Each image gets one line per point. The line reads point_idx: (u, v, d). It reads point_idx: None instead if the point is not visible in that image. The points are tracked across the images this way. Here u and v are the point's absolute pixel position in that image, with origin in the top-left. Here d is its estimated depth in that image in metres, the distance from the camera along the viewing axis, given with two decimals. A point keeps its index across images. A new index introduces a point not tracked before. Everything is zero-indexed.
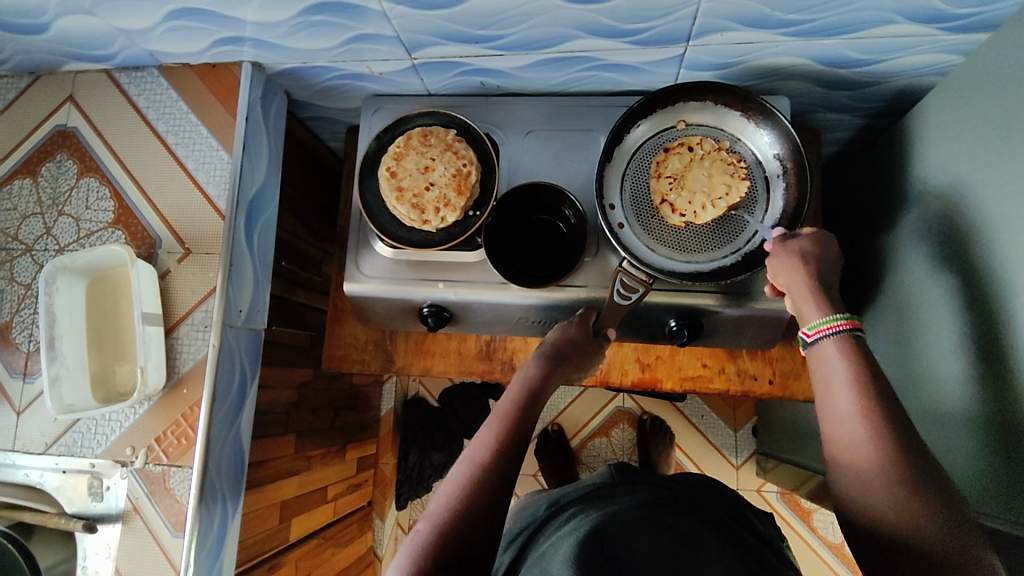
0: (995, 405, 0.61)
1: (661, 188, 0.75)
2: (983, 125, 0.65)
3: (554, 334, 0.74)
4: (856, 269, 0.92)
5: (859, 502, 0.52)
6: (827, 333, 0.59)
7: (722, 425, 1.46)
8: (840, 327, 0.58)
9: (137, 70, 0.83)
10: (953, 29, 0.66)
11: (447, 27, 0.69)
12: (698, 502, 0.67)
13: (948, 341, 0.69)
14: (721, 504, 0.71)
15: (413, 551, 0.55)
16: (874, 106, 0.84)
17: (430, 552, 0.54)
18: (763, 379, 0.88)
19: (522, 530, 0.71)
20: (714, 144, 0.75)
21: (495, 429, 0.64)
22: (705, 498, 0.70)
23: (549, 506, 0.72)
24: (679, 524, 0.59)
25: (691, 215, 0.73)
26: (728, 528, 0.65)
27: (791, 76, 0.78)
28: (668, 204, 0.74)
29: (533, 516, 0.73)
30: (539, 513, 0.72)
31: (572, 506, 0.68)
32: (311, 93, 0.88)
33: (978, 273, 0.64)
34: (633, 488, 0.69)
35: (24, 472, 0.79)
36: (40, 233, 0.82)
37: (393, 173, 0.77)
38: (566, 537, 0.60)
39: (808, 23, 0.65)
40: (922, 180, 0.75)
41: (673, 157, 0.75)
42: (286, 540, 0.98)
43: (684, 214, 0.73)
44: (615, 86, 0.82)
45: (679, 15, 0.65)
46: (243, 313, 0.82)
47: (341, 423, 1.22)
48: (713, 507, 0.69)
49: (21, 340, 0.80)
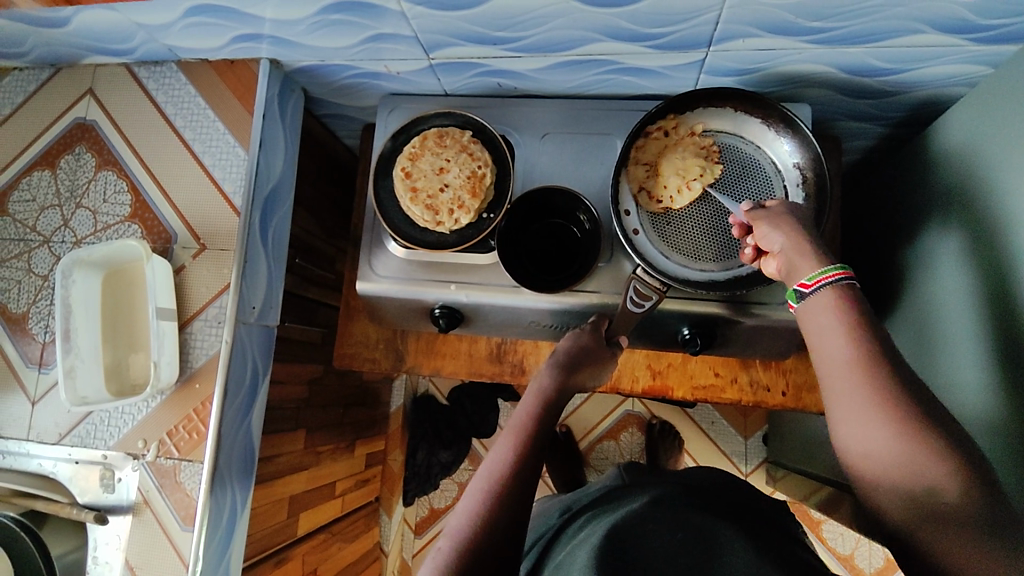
0: (1016, 424, 0.60)
1: (637, 175, 0.76)
2: (1011, 138, 0.64)
3: (567, 343, 0.72)
4: (874, 280, 0.91)
5: (877, 466, 0.49)
6: (822, 284, 0.55)
7: (732, 431, 1.45)
8: (834, 278, 0.55)
9: (155, 65, 0.83)
10: (982, 40, 0.64)
11: (466, 28, 0.68)
12: (710, 495, 0.67)
13: (969, 357, 0.68)
14: (736, 495, 0.71)
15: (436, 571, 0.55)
16: (898, 115, 0.82)
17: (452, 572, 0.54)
18: (776, 390, 0.87)
19: (538, 540, 0.72)
20: (689, 128, 0.76)
21: (512, 443, 0.63)
22: (715, 488, 0.70)
23: (562, 514, 0.73)
24: (692, 520, 0.59)
25: (668, 202, 0.74)
26: (749, 518, 0.64)
27: (814, 84, 0.77)
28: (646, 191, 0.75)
29: (547, 525, 0.74)
30: (554, 522, 0.73)
31: (586, 510, 0.69)
32: (328, 90, 0.87)
33: (1001, 289, 0.63)
34: (643, 486, 0.70)
35: (38, 461, 0.80)
36: (58, 226, 0.83)
37: (408, 173, 0.77)
38: (583, 543, 0.59)
39: (833, 30, 0.64)
40: (946, 192, 0.74)
41: (649, 143, 0.76)
42: (293, 535, 0.99)
43: (661, 201, 0.74)
44: (634, 90, 0.82)
45: (701, 21, 0.64)
46: (256, 310, 0.82)
47: (350, 419, 1.23)
48: (735, 497, 0.69)
49: (38, 331, 0.81)
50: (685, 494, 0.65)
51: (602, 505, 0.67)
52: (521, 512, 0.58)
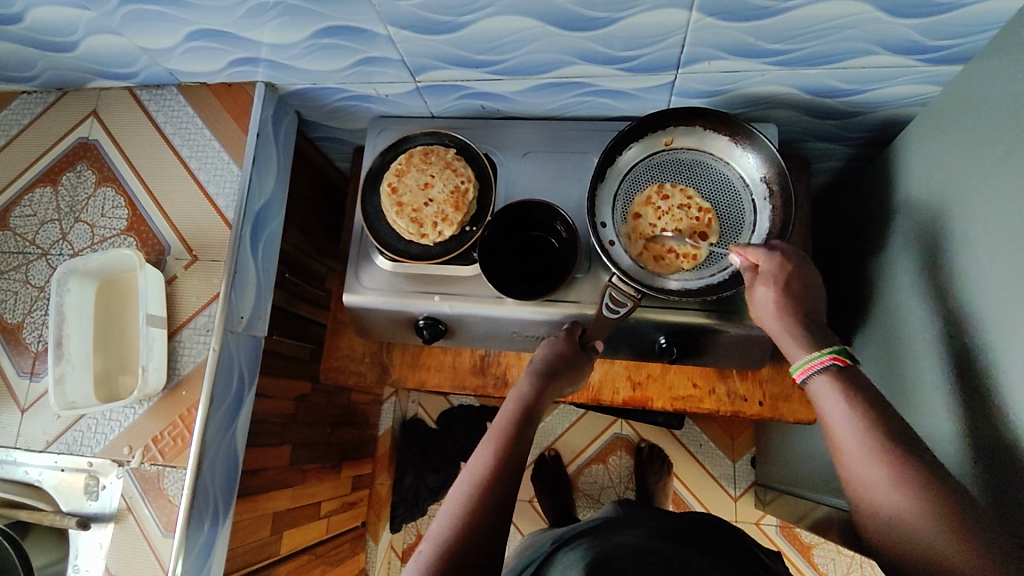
0: (979, 423, 0.62)
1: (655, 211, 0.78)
2: (958, 152, 0.67)
3: (544, 351, 0.75)
4: (846, 295, 0.94)
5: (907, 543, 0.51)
6: (813, 369, 0.61)
7: (720, 454, 1.45)
8: (825, 362, 0.60)
9: (157, 88, 0.88)
10: (930, 61, 0.69)
11: (449, 52, 0.73)
12: (701, 532, 0.69)
13: (930, 363, 0.70)
14: (724, 536, 0.71)
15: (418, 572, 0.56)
16: (861, 135, 0.86)
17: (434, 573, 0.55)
18: (753, 400, 0.88)
19: (527, 566, 0.71)
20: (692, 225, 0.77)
21: (493, 446, 0.65)
22: (702, 525, 0.71)
23: (552, 542, 0.73)
24: (676, 552, 0.62)
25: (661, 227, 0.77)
26: (726, 553, 0.66)
27: (778, 105, 0.81)
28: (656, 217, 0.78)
29: (537, 552, 0.73)
30: (543, 549, 0.72)
31: (583, 538, 0.68)
32: (321, 112, 0.92)
33: (956, 293, 0.66)
34: (639, 520, 0.70)
35: (24, 469, 0.80)
36: (56, 239, 0.85)
37: (394, 188, 0.80)
38: (572, 566, 0.61)
39: (792, 52, 0.69)
40: (907, 204, 0.77)
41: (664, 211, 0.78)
42: (276, 553, 0.98)
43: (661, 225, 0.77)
44: (610, 111, 0.86)
45: (668, 44, 0.69)
46: (245, 320, 0.85)
47: (337, 440, 1.23)
48: (720, 542, 0.69)
49: (31, 341, 0.83)
50: (671, 529, 0.68)
51: (598, 534, 0.68)
52: (504, 510, 0.60)
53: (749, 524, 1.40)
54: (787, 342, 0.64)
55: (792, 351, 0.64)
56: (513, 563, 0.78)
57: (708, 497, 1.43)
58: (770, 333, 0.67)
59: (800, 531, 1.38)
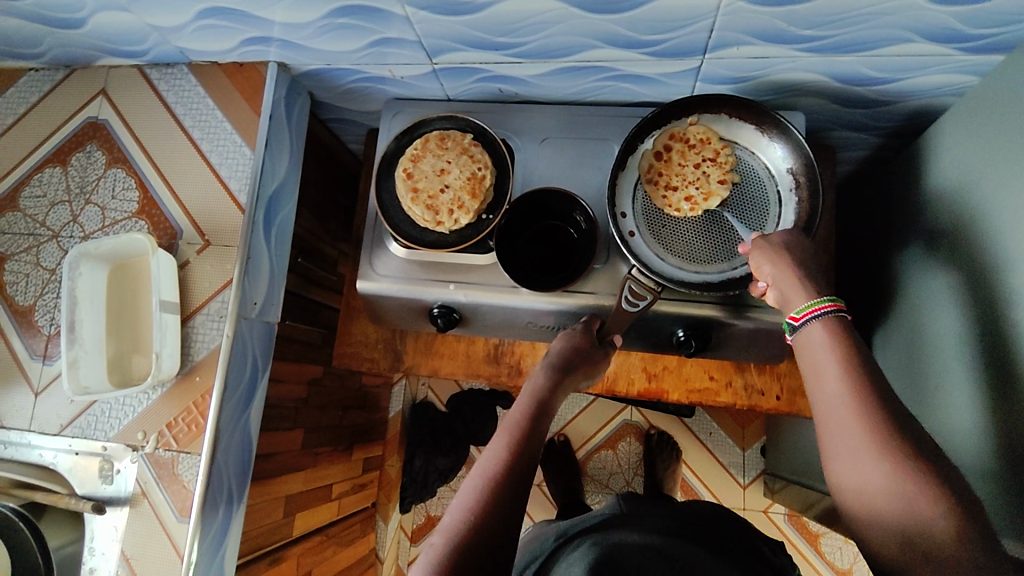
0: (1005, 425, 0.60)
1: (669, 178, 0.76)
2: (997, 145, 0.65)
3: (560, 343, 0.74)
4: (868, 288, 0.92)
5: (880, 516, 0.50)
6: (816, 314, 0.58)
7: (730, 442, 1.45)
8: (826, 308, 0.58)
9: (167, 67, 0.86)
10: (970, 49, 0.66)
11: (467, 33, 0.71)
12: (706, 531, 0.69)
13: (957, 360, 0.69)
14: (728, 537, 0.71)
15: (428, 563, 0.55)
16: (890, 124, 0.84)
17: (447, 566, 0.54)
18: (771, 394, 0.88)
19: (531, 562, 0.71)
20: (695, 195, 0.75)
21: (507, 440, 0.64)
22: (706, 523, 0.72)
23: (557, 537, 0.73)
24: (681, 553, 0.62)
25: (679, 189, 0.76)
26: (732, 555, 0.66)
27: (807, 92, 0.78)
28: (666, 184, 0.76)
29: (541, 546, 0.73)
30: (548, 545, 0.72)
31: (588, 533, 0.69)
32: (334, 94, 0.90)
33: (988, 293, 0.64)
34: (643, 518, 0.71)
35: (38, 452, 0.81)
36: (68, 221, 0.84)
37: (410, 174, 0.79)
38: (576, 563, 0.62)
39: (826, 38, 0.66)
40: (937, 197, 0.75)
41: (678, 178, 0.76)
42: (289, 535, 0.99)
43: (676, 189, 0.76)
44: (631, 97, 0.83)
45: (696, 28, 0.66)
46: (258, 305, 0.84)
47: (348, 423, 1.23)
48: (722, 540, 0.69)
49: (43, 324, 0.82)
50: (673, 524, 0.69)
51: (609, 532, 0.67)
52: (518, 504, 0.60)
53: (757, 512, 1.40)
54: (784, 284, 0.63)
55: (793, 295, 0.62)
56: (520, 556, 0.78)
57: (717, 484, 1.43)
58: (762, 269, 0.66)
59: (808, 521, 1.38)
